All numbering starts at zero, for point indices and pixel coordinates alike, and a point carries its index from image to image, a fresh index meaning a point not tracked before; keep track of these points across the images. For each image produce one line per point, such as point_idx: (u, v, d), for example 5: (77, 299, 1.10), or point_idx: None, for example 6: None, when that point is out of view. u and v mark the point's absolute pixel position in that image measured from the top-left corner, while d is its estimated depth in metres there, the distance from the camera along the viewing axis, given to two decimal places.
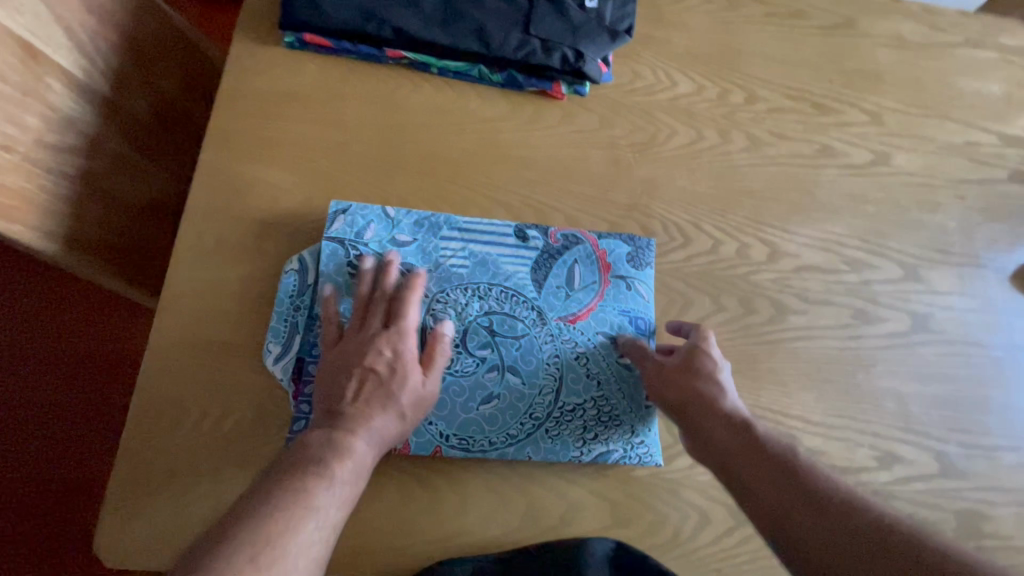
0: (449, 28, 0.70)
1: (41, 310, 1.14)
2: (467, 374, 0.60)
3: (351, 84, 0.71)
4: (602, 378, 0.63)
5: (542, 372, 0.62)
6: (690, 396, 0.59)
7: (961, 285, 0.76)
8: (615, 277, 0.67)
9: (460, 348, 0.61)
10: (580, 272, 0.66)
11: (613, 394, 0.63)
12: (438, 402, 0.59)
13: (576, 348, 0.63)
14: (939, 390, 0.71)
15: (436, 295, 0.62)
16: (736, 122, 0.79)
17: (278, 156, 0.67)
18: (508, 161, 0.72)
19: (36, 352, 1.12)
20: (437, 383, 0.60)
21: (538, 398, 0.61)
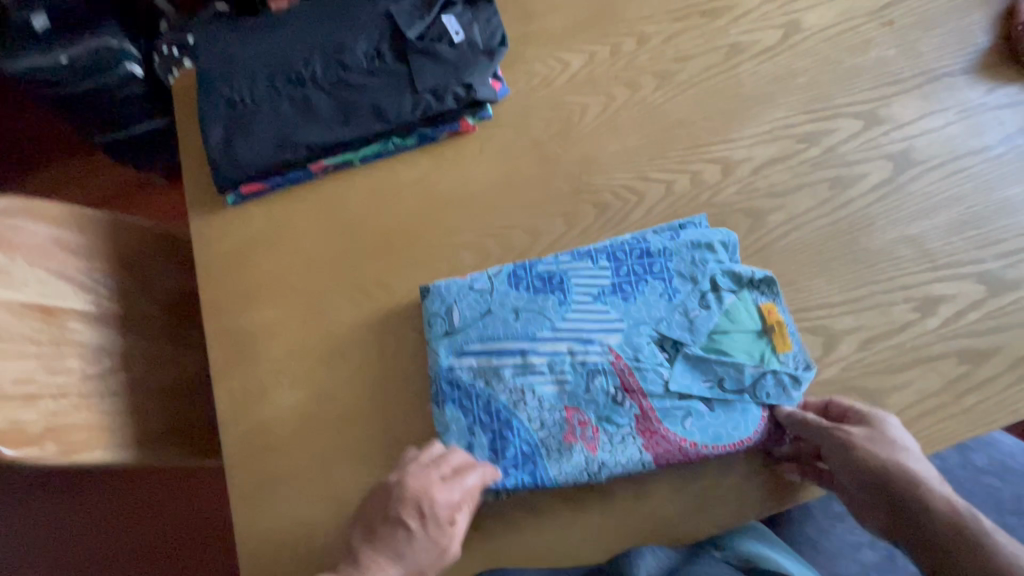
0: (351, 123, 0.76)
1: (137, 511, 1.27)
2: (536, 440, 0.61)
3: (297, 209, 0.78)
4: (576, 418, 0.62)
5: (540, 429, 0.62)
6: (892, 479, 0.54)
7: (928, 105, 0.73)
8: (557, 291, 0.66)
9: (538, 419, 0.62)
10: (552, 304, 0.65)
11: (607, 427, 0.61)
12: (524, 466, 0.61)
13: (548, 390, 0.62)
14: (951, 215, 0.68)
15: (522, 362, 0.63)
16: (639, 67, 0.80)
17: (263, 298, 0.74)
18: (453, 205, 0.76)
19: (147, 548, 1.25)
20: (530, 448, 0.61)
21: (551, 445, 0.61)
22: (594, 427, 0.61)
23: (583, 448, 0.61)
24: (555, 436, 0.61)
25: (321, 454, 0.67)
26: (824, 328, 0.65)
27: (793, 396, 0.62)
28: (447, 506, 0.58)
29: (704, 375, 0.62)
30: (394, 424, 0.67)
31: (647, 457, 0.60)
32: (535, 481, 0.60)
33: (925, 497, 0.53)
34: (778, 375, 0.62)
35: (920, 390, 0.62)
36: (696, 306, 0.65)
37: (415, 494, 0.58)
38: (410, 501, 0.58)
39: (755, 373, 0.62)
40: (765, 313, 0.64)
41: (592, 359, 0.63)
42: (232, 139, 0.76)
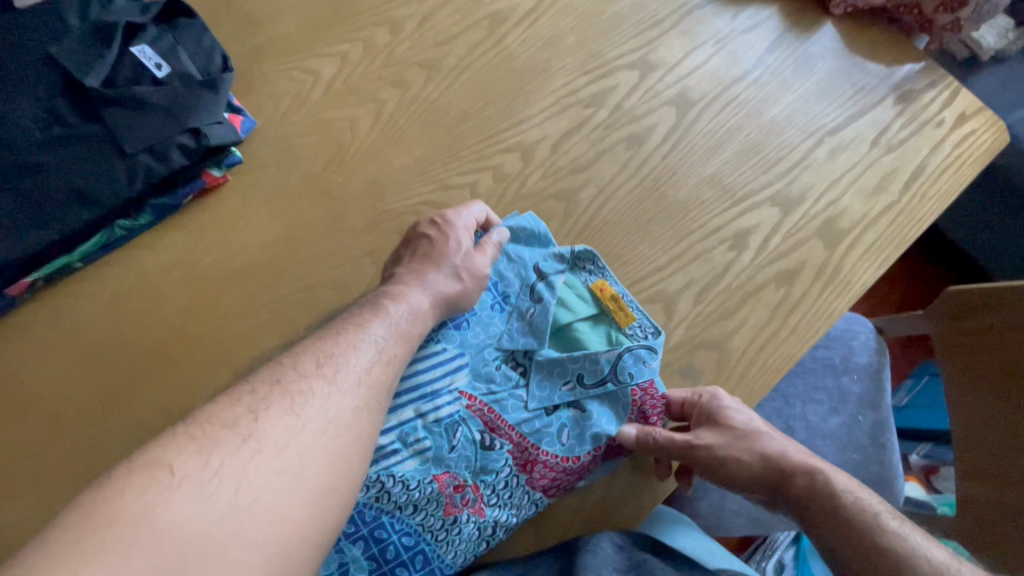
0: (45, 219, 0.56)
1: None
2: (416, 525, 0.53)
3: (12, 353, 0.57)
4: (451, 482, 0.54)
5: (415, 509, 0.53)
6: (760, 473, 0.56)
7: (688, 41, 0.73)
8: None
9: (408, 500, 0.52)
10: None
11: (487, 478, 0.55)
12: (414, 557, 0.52)
13: (408, 464, 0.53)
14: (736, 146, 0.70)
15: None
16: (400, 61, 0.70)
17: (3, 488, 0.54)
18: (231, 282, 0.61)
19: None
20: (413, 534, 0.52)
21: (435, 522, 0.53)
22: (474, 485, 0.55)
23: (470, 514, 0.54)
24: (433, 514, 0.53)
25: None
26: (661, 293, 0.64)
27: (653, 367, 0.59)
28: (403, 321, 0.52)
29: (563, 380, 0.59)
30: None
31: (538, 494, 0.56)
32: (433, 569, 0.53)
33: (792, 479, 0.55)
34: (635, 351, 0.59)
35: (754, 323, 0.64)
36: (531, 306, 0.61)
37: (392, 299, 0.54)
38: (375, 305, 0.53)
39: (613, 359, 0.58)
40: (598, 291, 0.61)
41: (445, 412, 0.55)
42: None
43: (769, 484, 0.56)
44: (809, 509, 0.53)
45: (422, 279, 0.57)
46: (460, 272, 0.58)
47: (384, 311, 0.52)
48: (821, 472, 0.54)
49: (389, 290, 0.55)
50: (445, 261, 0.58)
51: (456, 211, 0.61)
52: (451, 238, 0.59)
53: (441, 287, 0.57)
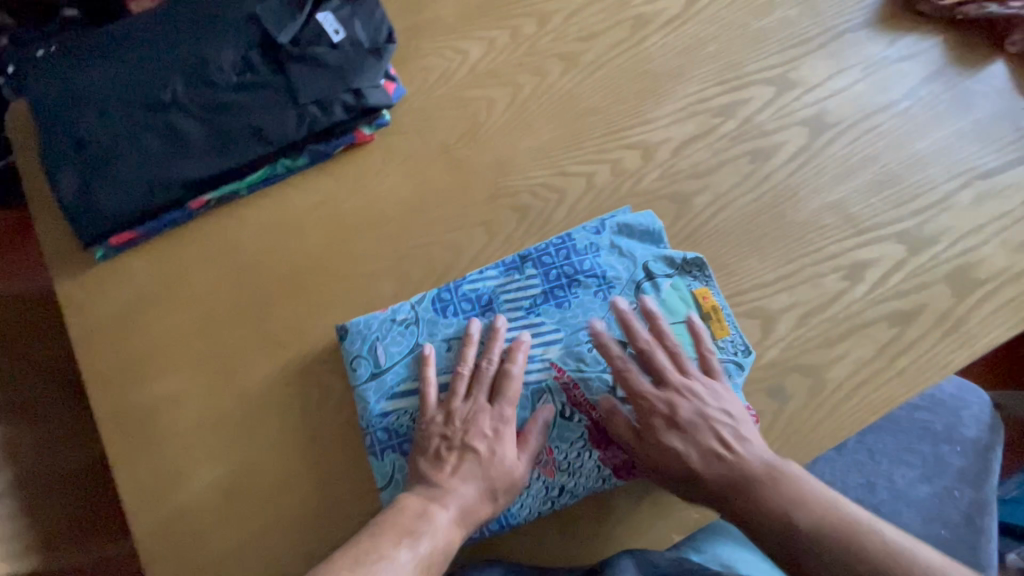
0: (229, 149, 0.67)
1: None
2: None
3: (183, 256, 0.68)
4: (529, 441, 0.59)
5: None
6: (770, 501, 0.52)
7: (834, 64, 0.72)
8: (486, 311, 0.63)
9: None
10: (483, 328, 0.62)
11: (561, 445, 0.59)
12: None
13: None
14: (868, 176, 0.68)
15: None
16: (542, 51, 0.74)
17: (161, 364, 0.65)
18: (361, 229, 0.69)
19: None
20: None
21: None
22: (548, 449, 0.59)
23: (541, 473, 0.59)
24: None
25: (250, 533, 0.60)
26: (761, 310, 0.64)
27: (737, 382, 0.61)
28: (485, 430, 0.57)
29: (652, 375, 0.60)
30: (332, 482, 0.61)
31: (607, 471, 0.59)
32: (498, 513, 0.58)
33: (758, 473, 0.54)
34: (722, 363, 0.60)
35: (856, 359, 0.62)
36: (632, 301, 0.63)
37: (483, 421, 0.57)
38: (463, 399, 0.59)
39: (700, 366, 0.60)
40: (700, 299, 0.62)
41: (534, 378, 0.60)
42: (89, 186, 0.65)
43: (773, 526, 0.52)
44: (789, 543, 0.50)
45: (455, 497, 0.54)
46: (498, 492, 0.56)
47: (464, 414, 0.57)
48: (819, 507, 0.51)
49: (423, 492, 0.55)
50: (487, 480, 0.55)
51: (503, 399, 0.58)
52: (497, 452, 0.56)
53: (474, 513, 0.55)
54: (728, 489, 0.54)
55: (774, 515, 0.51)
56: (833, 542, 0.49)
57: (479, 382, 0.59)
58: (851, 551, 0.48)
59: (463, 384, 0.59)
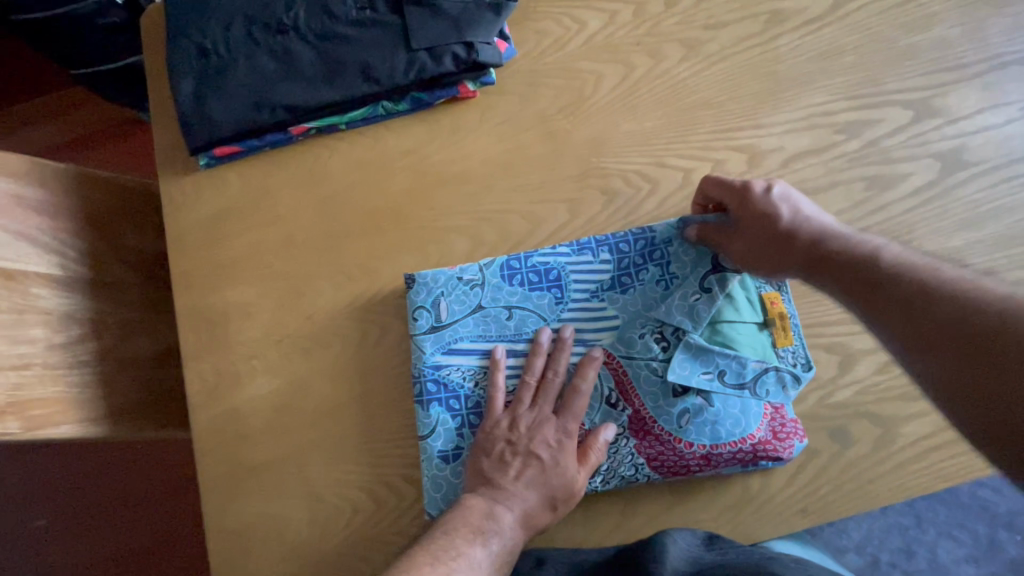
0: (337, 82, 0.68)
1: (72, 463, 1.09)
2: None
3: (276, 178, 0.71)
4: None
5: None
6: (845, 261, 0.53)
7: (988, 98, 0.64)
8: (551, 285, 0.62)
9: None
10: (546, 302, 0.62)
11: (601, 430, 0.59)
12: None
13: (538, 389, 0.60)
14: (998, 228, 0.61)
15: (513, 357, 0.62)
16: (663, 32, 0.70)
17: (239, 275, 0.68)
18: (446, 183, 0.69)
19: (75, 502, 1.08)
20: None
21: None
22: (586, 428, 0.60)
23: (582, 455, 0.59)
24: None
25: (292, 449, 0.63)
26: (842, 346, 0.60)
27: (790, 395, 0.58)
28: (550, 439, 0.58)
29: (704, 367, 0.58)
30: (375, 420, 0.63)
31: (641, 460, 0.58)
32: None
33: (839, 255, 0.53)
34: (779, 373, 0.58)
35: (936, 420, 0.58)
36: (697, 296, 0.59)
37: (548, 431, 0.59)
38: (529, 407, 0.60)
39: (757, 369, 0.58)
40: (767, 303, 0.60)
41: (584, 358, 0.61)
42: (205, 95, 0.68)
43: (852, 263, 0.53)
44: (873, 285, 0.50)
45: (518, 500, 0.57)
46: (559, 502, 0.57)
47: (530, 422, 0.59)
48: (866, 251, 0.52)
49: (487, 493, 0.57)
50: (548, 487, 0.57)
51: (568, 411, 0.59)
52: (560, 462, 0.57)
53: (535, 516, 0.57)
54: (826, 254, 0.54)
55: (893, 279, 0.49)
56: (913, 275, 0.49)
57: (546, 392, 0.60)
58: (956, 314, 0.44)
59: (529, 393, 0.60)
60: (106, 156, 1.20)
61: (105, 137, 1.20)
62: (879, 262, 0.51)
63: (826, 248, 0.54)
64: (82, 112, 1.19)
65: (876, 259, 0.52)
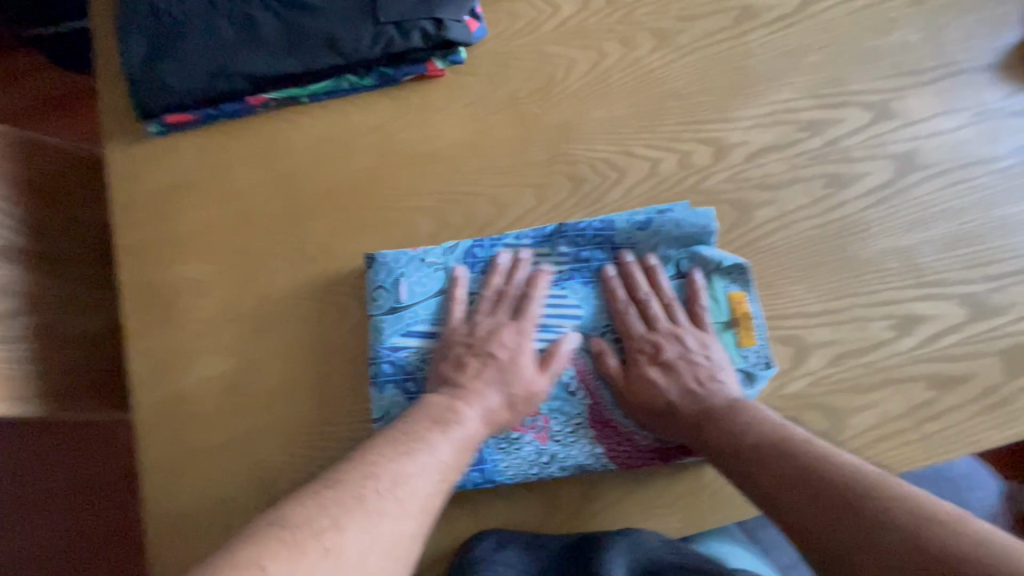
0: (299, 52, 0.65)
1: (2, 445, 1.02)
2: None
3: (233, 149, 0.68)
4: None
5: None
6: (727, 411, 0.56)
7: (942, 103, 0.66)
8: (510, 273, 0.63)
9: None
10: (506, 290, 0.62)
11: (560, 421, 0.60)
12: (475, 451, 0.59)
13: None
14: (947, 228, 0.63)
15: None
16: (637, 22, 0.70)
17: (190, 250, 0.65)
18: (412, 163, 0.67)
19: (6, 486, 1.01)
20: None
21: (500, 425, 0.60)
22: (544, 416, 0.60)
23: (533, 438, 0.59)
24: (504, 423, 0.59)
25: (242, 432, 0.61)
26: (798, 338, 0.61)
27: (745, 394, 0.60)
28: (508, 343, 0.60)
29: None
30: (331, 404, 0.62)
31: (599, 451, 0.59)
32: (484, 472, 0.58)
33: (730, 419, 0.55)
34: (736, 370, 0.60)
35: (882, 412, 0.59)
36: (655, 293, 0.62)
37: (508, 333, 0.60)
38: (483, 313, 0.62)
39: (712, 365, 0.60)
40: (733, 303, 0.61)
41: (543, 346, 0.61)
42: (158, 58, 0.65)
43: (701, 423, 0.56)
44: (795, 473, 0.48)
45: (480, 398, 0.57)
46: (517, 401, 0.58)
47: (489, 328, 0.61)
48: (763, 421, 0.53)
49: (448, 392, 0.57)
50: (508, 385, 0.58)
51: (524, 317, 0.61)
52: (519, 363, 0.59)
53: (495, 414, 0.58)
54: (656, 343, 0.60)
55: (774, 457, 0.49)
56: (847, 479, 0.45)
57: (502, 298, 0.62)
58: (863, 496, 0.43)
59: (488, 303, 0.62)
60: (56, 125, 1.12)
61: (56, 104, 1.12)
62: (725, 409, 0.56)
63: (732, 407, 0.56)
64: (30, 75, 1.11)
65: (748, 421, 0.54)
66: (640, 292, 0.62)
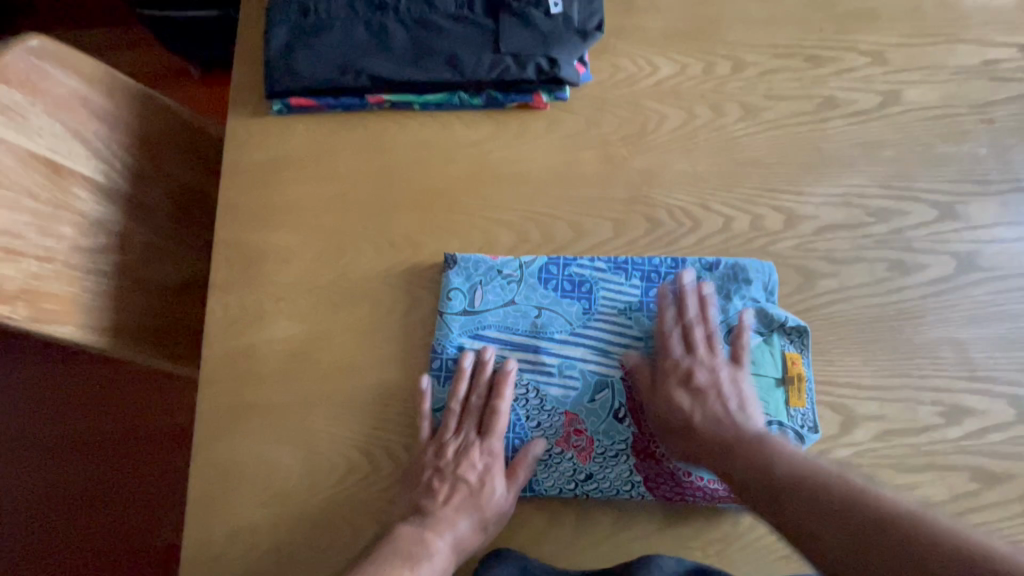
0: (423, 66, 0.71)
1: None
2: (532, 436, 0.61)
3: (342, 139, 0.73)
4: (573, 422, 0.61)
5: (537, 425, 0.61)
6: (743, 440, 0.57)
7: (1006, 214, 0.70)
8: (581, 294, 0.65)
9: (540, 411, 0.61)
10: (574, 309, 0.64)
11: (605, 444, 0.60)
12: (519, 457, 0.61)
13: (553, 391, 0.62)
14: (1001, 330, 0.65)
15: (532, 355, 0.63)
16: (728, 93, 0.76)
17: (284, 221, 0.69)
18: (503, 180, 0.72)
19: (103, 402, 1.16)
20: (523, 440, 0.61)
21: (545, 438, 0.61)
22: (589, 437, 0.61)
23: (574, 456, 0.60)
24: (549, 437, 0.61)
25: (297, 397, 0.62)
26: (846, 408, 0.63)
27: None
28: (473, 471, 0.60)
29: None
30: (388, 386, 0.63)
31: (637, 481, 0.60)
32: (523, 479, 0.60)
33: (754, 445, 0.56)
34: (784, 428, 0.62)
35: (924, 496, 0.60)
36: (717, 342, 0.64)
37: (452, 456, 0.60)
38: (442, 422, 0.62)
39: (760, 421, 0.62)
40: (788, 362, 0.63)
41: (601, 371, 0.62)
42: (297, 47, 0.71)
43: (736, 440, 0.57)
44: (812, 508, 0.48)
45: (450, 525, 0.58)
46: (486, 521, 0.58)
47: (445, 448, 0.60)
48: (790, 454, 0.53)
49: (418, 519, 0.58)
50: (477, 513, 0.58)
51: (491, 431, 0.61)
52: (484, 485, 0.59)
53: (465, 538, 0.58)
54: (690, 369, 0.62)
55: (804, 493, 0.49)
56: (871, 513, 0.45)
57: (461, 412, 0.62)
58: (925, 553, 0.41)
59: (453, 419, 0.62)
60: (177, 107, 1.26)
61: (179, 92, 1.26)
62: (757, 439, 0.56)
63: (746, 437, 0.57)
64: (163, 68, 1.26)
65: (774, 447, 0.55)
66: (686, 320, 0.64)
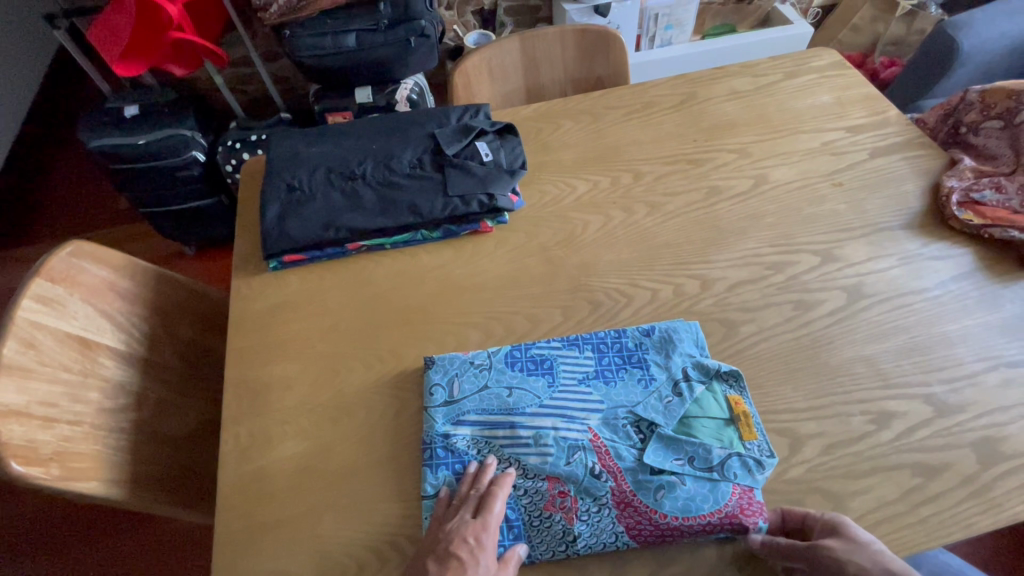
0: (389, 214, 0.89)
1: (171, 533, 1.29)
2: (520, 504, 0.67)
3: (329, 281, 0.88)
4: (557, 485, 0.67)
5: (524, 494, 0.67)
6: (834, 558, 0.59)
7: (874, 250, 0.87)
8: (544, 372, 0.76)
9: (524, 480, 0.68)
10: (540, 385, 0.74)
11: (588, 501, 0.66)
12: (511, 527, 0.66)
13: (534, 459, 0.69)
14: (900, 342, 0.77)
15: (509, 431, 0.71)
16: (634, 196, 0.95)
17: (284, 355, 0.81)
18: (466, 291, 0.86)
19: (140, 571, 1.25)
20: (514, 509, 0.67)
21: (533, 504, 0.67)
22: (573, 496, 0.67)
23: (562, 517, 0.66)
24: (537, 502, 0.67)
25: (306, 508, 0.69)
26: (790, 430, 0.71)
27: (757, 478, 0.67)
28: (467, 547, 0.62)
29: (675, 455, 0.68)
30: (388, 482, 0.70)
31: (623, 532, 0.65)
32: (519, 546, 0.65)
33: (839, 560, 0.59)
34: (744, 457, 0.68)
35: (877, 497, 0.66)
36: (667, 394, 0.73)
37: (449, 535, 0.63)
38: (443, 513, 0.66)
39: (721, 456, 0.68)
40: (732, 405, 0.72)
41: (573, 435, 0.70)
42: (286, 216, 0.89)
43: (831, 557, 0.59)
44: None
45: None
46: None
47: (443, 533, 0.63)
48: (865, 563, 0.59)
49: None
50: None
51: (487, 514, 0.64)
52: (477, 562, 0.61)
53: None
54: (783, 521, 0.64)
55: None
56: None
57: (457, 500, 0.66)
58: None
59: (451, 507, 0.66)
60: None
61: None
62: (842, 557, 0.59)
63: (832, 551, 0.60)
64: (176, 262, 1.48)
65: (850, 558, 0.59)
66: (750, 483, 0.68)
